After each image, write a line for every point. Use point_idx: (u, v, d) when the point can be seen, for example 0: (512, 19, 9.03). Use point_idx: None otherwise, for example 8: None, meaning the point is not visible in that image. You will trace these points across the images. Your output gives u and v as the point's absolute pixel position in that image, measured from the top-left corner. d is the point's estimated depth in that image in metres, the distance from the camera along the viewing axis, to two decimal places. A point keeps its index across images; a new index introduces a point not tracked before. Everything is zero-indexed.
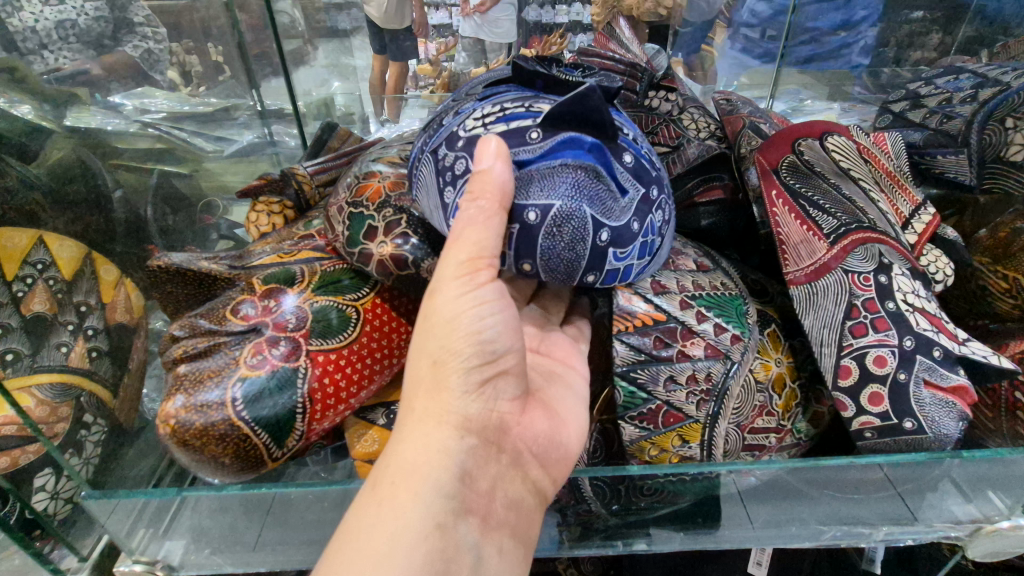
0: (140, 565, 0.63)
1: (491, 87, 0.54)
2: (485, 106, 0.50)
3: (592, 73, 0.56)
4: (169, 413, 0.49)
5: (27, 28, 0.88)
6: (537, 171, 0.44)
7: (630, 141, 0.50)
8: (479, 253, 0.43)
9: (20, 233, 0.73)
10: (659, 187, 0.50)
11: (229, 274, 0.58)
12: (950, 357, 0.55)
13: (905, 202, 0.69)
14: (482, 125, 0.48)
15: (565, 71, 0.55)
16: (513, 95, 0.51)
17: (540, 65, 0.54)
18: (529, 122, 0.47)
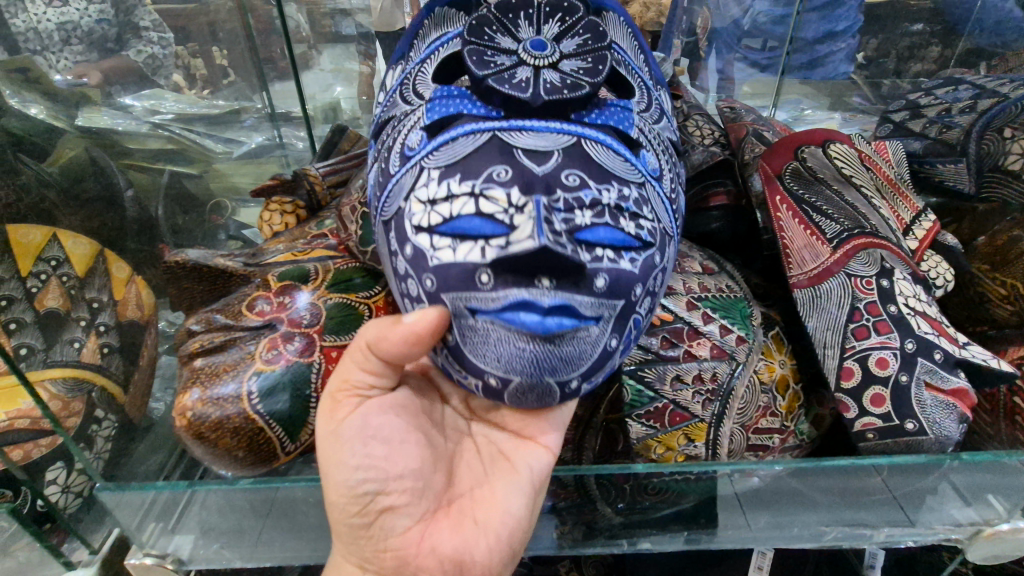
0: (150, 559, 0.62)
1: (442, 112, 0.45)
2: (433, 165, 0.43)
3: (568, 38, 0.47)
4: (186, 405, 0.49)
5: (29, 29, 0.88)
6: (490, 329, 0.39)
7: (610, 231, 0.41)
8: (338, 389, 0.46)
9: (35, 229, 0.74)
10: (646, 277, 0.43)
11: (244, 272, 0.59)
12: (950, 360, 0.57)
13: (905, 208, 0.71)
14: (426, 225, 0.41)
15: (531, 47, 0.45)
16: (466, 151, 0.43)
17: (502, 42, 0.46)
18: (478, 240, 0.40)
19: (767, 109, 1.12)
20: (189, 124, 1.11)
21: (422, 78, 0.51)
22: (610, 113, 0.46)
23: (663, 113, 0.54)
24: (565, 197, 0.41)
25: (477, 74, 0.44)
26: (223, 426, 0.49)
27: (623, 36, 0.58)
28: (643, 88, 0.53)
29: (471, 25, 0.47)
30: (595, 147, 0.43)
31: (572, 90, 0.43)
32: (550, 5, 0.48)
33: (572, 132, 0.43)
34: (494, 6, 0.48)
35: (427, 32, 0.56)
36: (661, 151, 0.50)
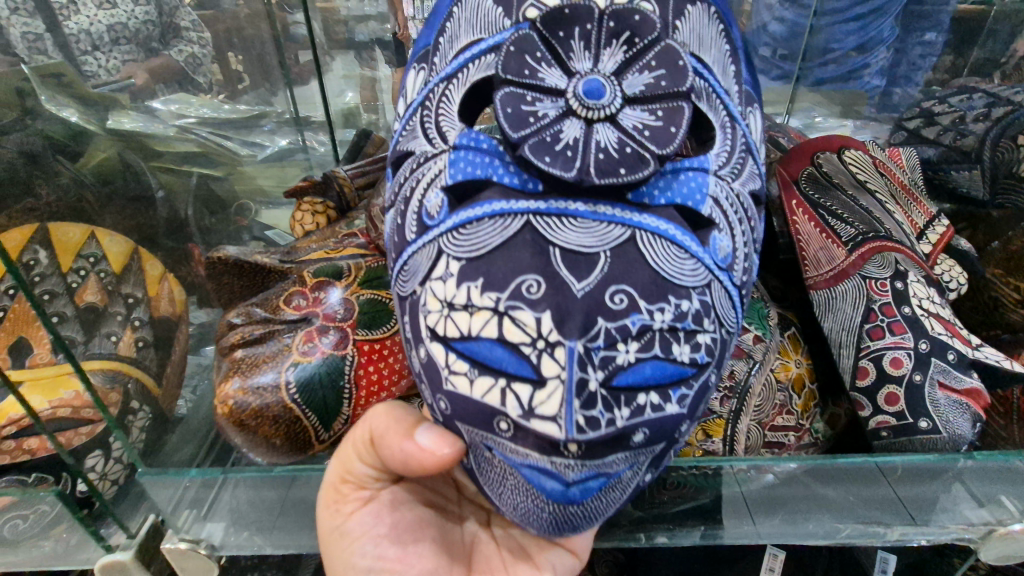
0: (185, 543, 0.64)
1: (468, 174, 0.41)
2: (454, 253, 0.40)
3: (634, 71, 0.40)
4: (227, 394, 0.53)
5: (82, 31, 0.99)
6: (509, 473, 0.40)
7: (658, 363, 0.38)
8: (343, 483, 0.52)
9: (75, 227, 0.75)
10: (692, 411, 0.41)
11: (281, 267, 0.62)
12: (964, 360, 0.58)
13: (919, 213, 0.72)
14: (442, 335, 0.39)
15: (587, 94, 0.39)
16: (490, 244, 0.38)
17: (549, 78, 0.40)
18: (500, 376, 0.38)
19: (780, 115, 1.12)
20: (215, 128, 1.12)
21: (446, 108, 0.44)
22: (675, 182, 0.41)
23: (747, 154, 0.46)
24: (608, 326, 0.37)
25: (513, 136, 0.38)
26: (263, 414, 0.53)
27: (710, 31, 0.45)
28: (722, 125, 0.44)
29: (508, 52, 0.40)
30: (652, 241, 0.39)
31: (632, 167, 0.38)
32: (615, 20, 0.40)
33: (624, 222, 0.38)
34: (542, 18, 0.40)
35: (456, 28, 0.46)
36: (736, 219, 0.43)
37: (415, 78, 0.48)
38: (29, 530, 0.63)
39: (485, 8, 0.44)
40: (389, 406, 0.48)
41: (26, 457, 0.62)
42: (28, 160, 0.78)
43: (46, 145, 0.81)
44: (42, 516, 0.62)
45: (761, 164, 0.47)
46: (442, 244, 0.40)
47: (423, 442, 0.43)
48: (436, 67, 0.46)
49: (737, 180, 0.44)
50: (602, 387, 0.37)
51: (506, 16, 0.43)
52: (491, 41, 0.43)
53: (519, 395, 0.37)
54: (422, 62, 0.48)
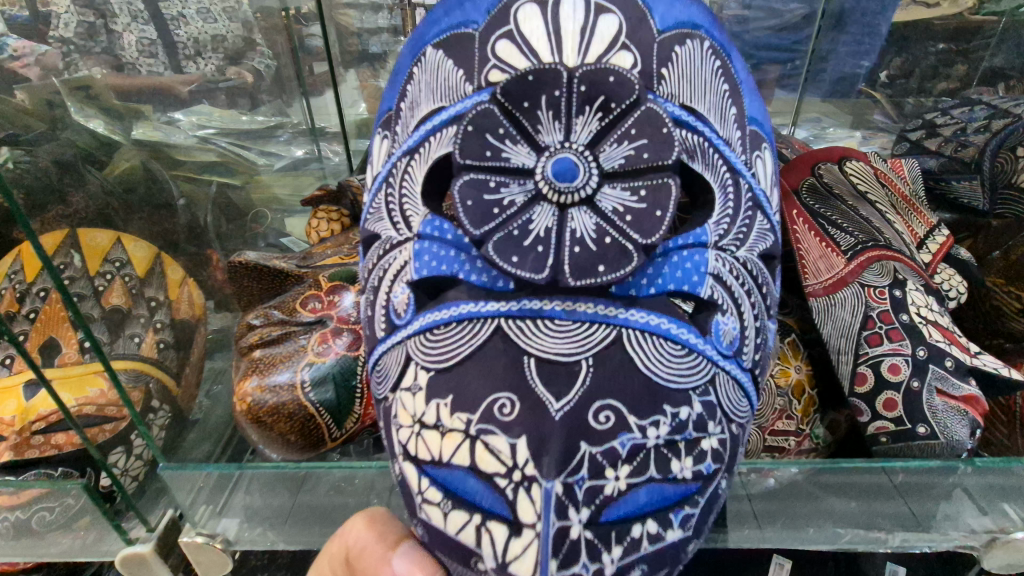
0: (201, 538, 0.67)
1: (433, 269, 0.42)
2: (423, 361, 0.42)
3: (611, 143, 0.38)
4: (246, 391, 0.57)
5: (190, 39, 1.04)
6: None
7: (652, 487, 0.40)
8: None
9: (103, 232, 0.78)
10: (698, 530, 0.42)
11: (298, 272, 0.66)
12: (962, 368, 0.59)
13: (920, 224, 0.73)
14: (415, 456, 0.42)
15: (558, 177, 0.38)
16: (458, 355, 0.40)
17: (515, 156, 0.39)
18: (475, 512, 0.40)
19: (786, 127, 1.14)
20: (235, 139, 1.14)
21: (409, 187, 0.45)
22: (667, 268, 0.41)
23: (755, 207, 0.45)
24: (593, 450, 0.38)
25: (476, 235, 0.38)
26: (278, 411, 0.56)
27: (704, 67, 0.43)
28: (722, 185, 0.43)
29: (467, 133, 0.39)
30: (641, 339, 0.40)
31: (611, 262, 0.38)
32: (586, 84, 0.38)
33: (608, 322, 0.39)
34: (504, 91, 0.39)
35: (418, 92, 0.46)
36: (741, 292, 0.44)
37: (379, 146, 0.49)
38: (55, 521, 0.66)
39: (446, 70, 0.44)
40: (366, 524, 0.53)
41: (53, 452, 0.64)
42: (61, 170, 0.77)
43: (76, 156, 0.81)
44: (68, 508, 0.65)
45: (771, 214, 0.47)
46: (415, 357, 0.42)
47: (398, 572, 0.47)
48: (399, 137, 0.46)
49: (742, 246, 0.44)
50: (587, 528, 0.39)
51: (468, 80, 0.43)
52: (453, 108, 0.43)
53: (495, 534, 0.39)
54: (386, 128, 0.49)
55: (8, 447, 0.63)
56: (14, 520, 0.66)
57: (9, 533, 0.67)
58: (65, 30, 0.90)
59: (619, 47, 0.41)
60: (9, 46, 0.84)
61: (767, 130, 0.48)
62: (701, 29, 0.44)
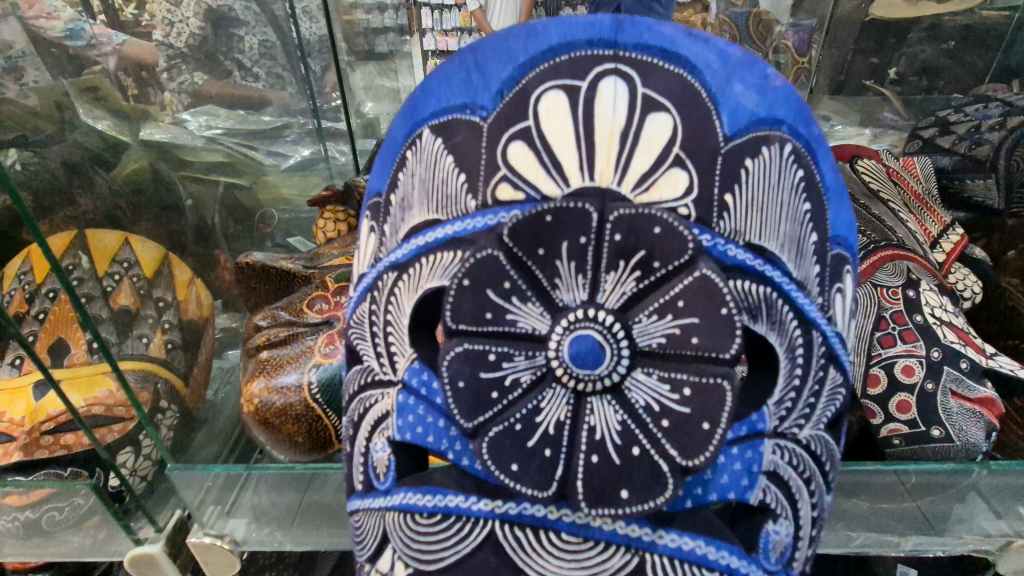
0: (209, 538, 0.66)
1: (416, 437, 0.41)
2: (404, 549, 0.42)
3: (646, 313, 0.36)
4: (254, 392, 0.57)
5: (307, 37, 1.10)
6: None
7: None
8: None
9: (110, 234, 0.78)
10: None
11: (305, 273, 0.67)
12: (978, 370, 0.58)
13: (933, 223, 0.72)
14: None
15: (576, 367, 0.36)
16: (444, 557, 0.40)
17: (523, 321, 0.37)
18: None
19: None
20: (242, 139, 1.11)
21: (394, 313, 0.42)
22: (715, 475, 0.38)
23: (828, 362, 0.41)
24: None
25: (466, 427, 0.38)
26: (286, 413, 0.57)
27: (781, 180, 0.39)
28: (790, 349, 0.39)
29: (462, 294, 0.37)
30: (669, 565, 0.38)
31: (638, 486, 0.36)
32: (622, 236, 0.36)
33: (633, 547, 0.38)
34: (512, 241, 0.36)
35: (412, 180, 0.42)
36: (795, 485, 0.41)
37: (367, 236, 0.47)
38: (65, 521, 0.66)
39: (445, 166, 0.40)
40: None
41: (62, 452, 0.64)
42: (70, 172, 0.78)
43: (84, 158, 0.82)
44: (77, 507, 0.65)
45: (846, 364, 0.43)
46: (400, 549, 0.42)
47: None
48: (387, 239, 0.44)
49: (807, 425, 0.41)
50: None
51: (470, 191, 0.39)
52: (450, 227, 0.40)
53: None
54: (375, 214, 0.46)
55: (17, 447, 0.63)
56: (25, 519, 0.66)
57: (20, 533, 0.68)
58: (178, 40, 1.01)
59: (670, 164, 0.36)
60: (86, 32, 0.90)
61: (853, 249, 0.43)
62: (783, 127, 0.38)
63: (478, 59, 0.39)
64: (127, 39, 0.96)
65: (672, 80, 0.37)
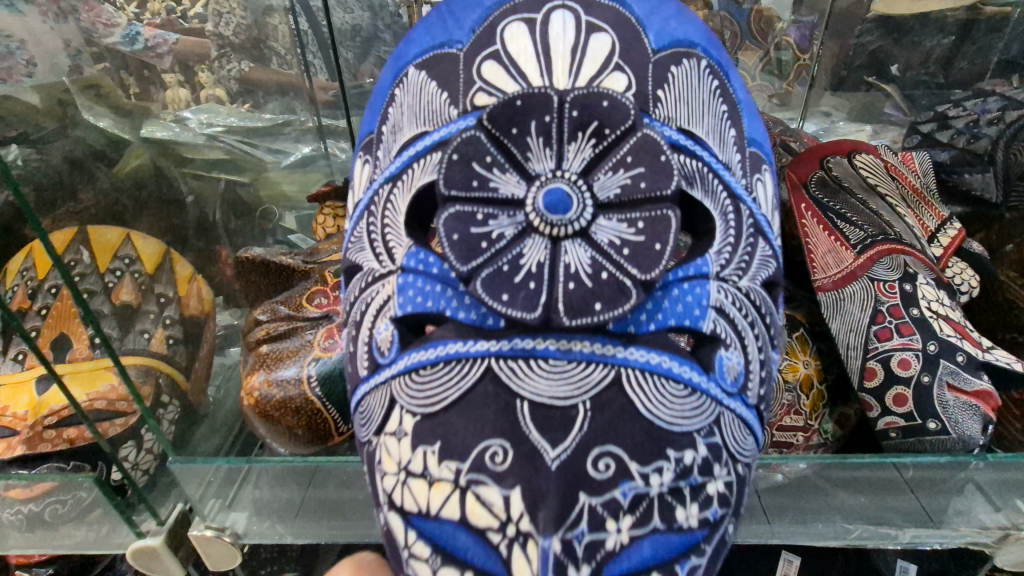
0: (211, 531, 0.67)
1: (417, 304, 0.40)
2: (408, 404, 0.40)
3: (605, 170, 0.38)
4: (254, 386, 0.58)
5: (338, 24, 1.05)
6: None
7: (657, 536, 0.38)
8: None
9: (112, 229, 0.78)
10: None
11: (304, 268, 0.68)
12: (974, 362, 0.58)
13: (931, 217, 0.73)
14: (401, 508, 0.40)
15: (553, 211, 0.37)
16: (445, 399, 0.39)
17: (503, 186, 0.38)
18: (467, 566, 0.38)
19: (794, 121, 1.12)
20: (242, 137, 1.10)
21: (392, 216, 0.43)
22: (668, 303, 0.39)
23: (757, 234, 0.44)
24: (593, 501, 0.37)
25: (463, 271, 0.37)
26: (285, 406, 0.58)
27: (700, 85, 0.44)
28: (722, 214, 0.42)
29: (453, 163, 0.38)
30: (641, 379, 0.38)
31: (607, 299, 0.36)
32: (578, 110, 0.38)
33: (606, 363, 0.38)
34: (491, 116, 0.38)
35: (401, 115, 0.45)
36: (745, 327, 0.42)
37: (361, 170, 0.48)
38: (67, 515, 0.66)
39: (429, 91, 0.43)
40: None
41: (64, 446, 0.65)
42: (72, 167, 0.79)
43: (86, 154, 0.83)
44: (81, 500, 0.65)
45: (774, 240, 0.45)
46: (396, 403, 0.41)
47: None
48: (380, 163, 0.46)
49: (745, 276, 0.42)
50: None
51: (452, 104, 0.42)
52: (438, 134, 0.42)
53: None
54: (367, 150, 0.48)
55: (21, 441, 0.64)
56: (27, 512, 0.66)
57: (22, 526, 0.68)
58: (227, 29, 1.05)
59: (612, 68, 0.41)
60: (140, 35, 0.95)
61: (767, 153, 0.48)
62: (699, 48, 0.44)
63: (452, 10, 0.45)
64: (179, 38, 1.00)
65: (607, 12, 0.42)
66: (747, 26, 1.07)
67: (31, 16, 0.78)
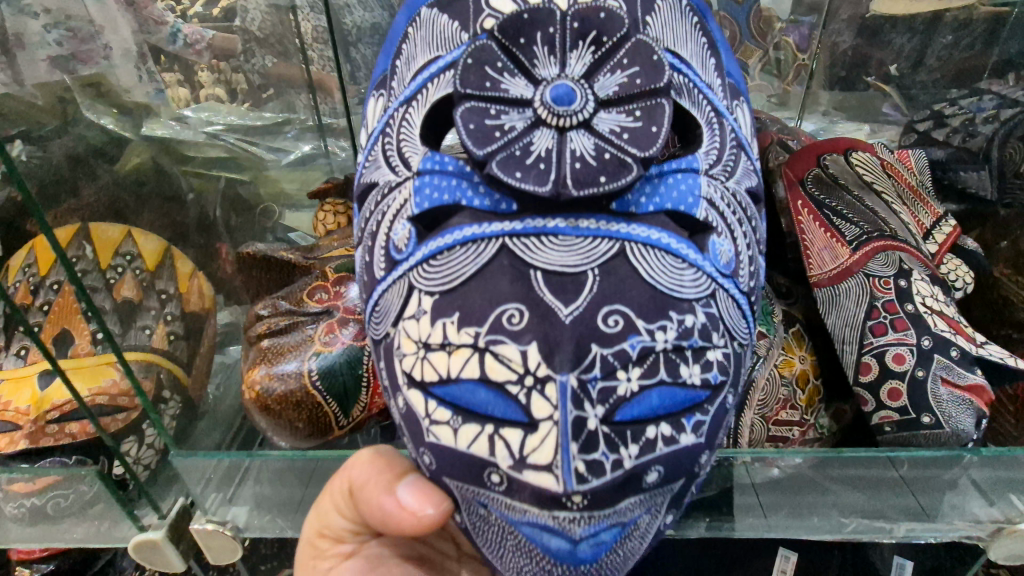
0: (212, 525, 0.68)
1: (434, 200, 0.43)
2: (426, 286, 0.42)
3: (605, 72, 0.42)
4: (255, 380, 0.58)
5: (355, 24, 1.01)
6: (509, 532, 0.41)
7: (663, 390, 0.40)
8: (331, 500, 0.56)
9: (113, 226, 0.79)
10: (709, 440, 0.42)
11: (305, 263, 0.69)
12: (967, 357, 0.59)
13: (926, 214, 0.73)
14: (420, 380, 0.41)
15: (557, 102, 0.41)
16: (463, 275, 0.41)
17: (513, 88, 0.42)
18: (487, 422, 0.40)
19: (793, 120, 1.13)
20: (242, 135, 1.12)
21: (407, 131, 0.47)
22: (665, 187, 0.43)
23: (738, 148, 0.49)
24: (604, 351, 0.38)
25: (479, 155, 0.41)
26: (287, 400, 0.58)
27: (681, 24, 0.49)
28: (707, 121, 0.47)
29: (468, 67, 0.43)
30: (643, 251, 0.40)
31: (611, 173, 0.40)
32: (579, 22, 0.42)
33: (611, 237, 0.40)
34: (501, 28, 0.43)
35: (412, 49, 0.50)
36: (734, 220, 0.46)
37: (375, 103, 0.53)
38: (69, 508, 0.67)
39: (442, 22, 0.48)
40: (371, 456, 0.52)
41: (65, 441, 0.65)
42: (73, 164, 0.80)
43: (87, 151, 0.83)
44: (82, 495, 0.66)
45: (754, 158, 0.50)
46: (412, 282, 0.42)
47: (404, 501, 0.46)
48: (394, 90, 0.50)
49: (731, 178, 0.47)
50: (603, 424, 0.39)
51: (464, 29, 0.47)
52: (450, 55, 0.47)
53: (509, 440, 0.39)
54: (380, 88, 0.53)
55: (23, 436, 0.64)
56: (29, 505, 0.67)
57: (25, 519, 0.69)
58: (252, 23, 1.06)
59: None
60: (182, 32, 1.01)
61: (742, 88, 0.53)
62: None
63: None
64: (217, 34, 1.05)
65: None
66: (747, 27, 1.08)
67: (111, 6, 0.90)
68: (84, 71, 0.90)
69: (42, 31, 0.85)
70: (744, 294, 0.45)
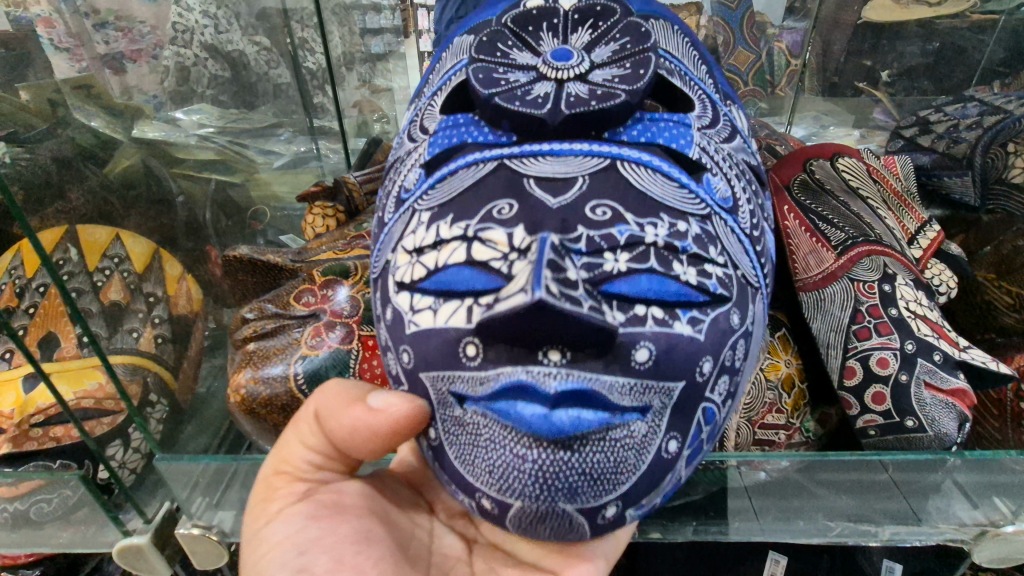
0: (197, 529, 0.67)
1: (444, 145, 0.45)
2: (426, 207, 0.43)
3: (601, 45, 0.47)
4: (240, 383, 0.59)
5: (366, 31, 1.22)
6: (484, 423, 0.37)
7: (655, 277, 0.38)
8: (291, 428, 0.50)
9: (101, 228, 0.78)
10: (711, 343, 0.39)
11: (292, 267, 0.69)
12: (950, 361, 0.59)
13: (911, 219, 0.74)
14: (410, 283, 0.41)
15: (556, 58, 0.45)
16: (461, 188, 0.42)
17: (519, 58, 0.46)
18: (467, 296, 0.38)
19: (782, 126, 1.16)
20: (234, 137, 1.12)
21: (430, 110, 0.50)
22: (657, 129, 0.45)
23: (735, 131, 0.50)
24: (591, 233, 0.38)
25: (483, 93, 0.44)
26: (272, 403, 0.58)
27: (675, 37, 0.53)
28: (701, 96, 0.50)
29: (483, 42, 0.48)
30: (635, 169, 0.42)
31: (601, 98, 0.42)
32: (578, 14, 0.49)
33: (602, 155, 0.42)
34: (513, 20, 0.49)
35: (444, 63, 0.55)
36: (732, 172, 0.46)
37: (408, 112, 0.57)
38: (52, 513, 0.66)
39: (464, 41, 0.54)
40: (335, 382, 0.48)
41: (50, 444, 0.65)
42: (60, 166, 0.78)
43: (76, 153, 0.82)
44: (66, 499, 0.65)
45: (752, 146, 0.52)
46: (416, 206, 0.44)
47: (374, 405, 0.42)
48: (425, 92, 0.55)
49: (728, 141, 0.48)
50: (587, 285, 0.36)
51: (480, 33, 0.53)
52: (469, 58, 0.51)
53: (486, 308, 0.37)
54: (416, 100, 0.57)
55: (6, 439, 0.64)
56: (13, 509, 0.66)
57: (8, 523, 0.68)
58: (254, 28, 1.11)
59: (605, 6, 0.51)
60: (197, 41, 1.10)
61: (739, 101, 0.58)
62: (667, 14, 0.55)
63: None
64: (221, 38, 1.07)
65: None
66: (740, 30, 1.12)
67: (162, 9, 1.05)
68: (134, 69, 1.04)
69: (93, 29, 1.00)
70: (749, 238, 0.45)
